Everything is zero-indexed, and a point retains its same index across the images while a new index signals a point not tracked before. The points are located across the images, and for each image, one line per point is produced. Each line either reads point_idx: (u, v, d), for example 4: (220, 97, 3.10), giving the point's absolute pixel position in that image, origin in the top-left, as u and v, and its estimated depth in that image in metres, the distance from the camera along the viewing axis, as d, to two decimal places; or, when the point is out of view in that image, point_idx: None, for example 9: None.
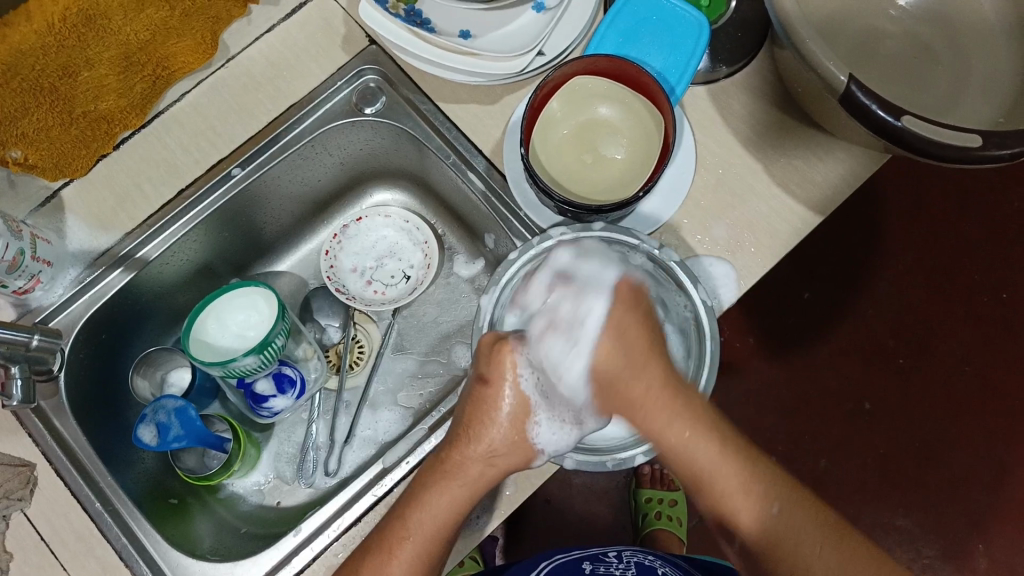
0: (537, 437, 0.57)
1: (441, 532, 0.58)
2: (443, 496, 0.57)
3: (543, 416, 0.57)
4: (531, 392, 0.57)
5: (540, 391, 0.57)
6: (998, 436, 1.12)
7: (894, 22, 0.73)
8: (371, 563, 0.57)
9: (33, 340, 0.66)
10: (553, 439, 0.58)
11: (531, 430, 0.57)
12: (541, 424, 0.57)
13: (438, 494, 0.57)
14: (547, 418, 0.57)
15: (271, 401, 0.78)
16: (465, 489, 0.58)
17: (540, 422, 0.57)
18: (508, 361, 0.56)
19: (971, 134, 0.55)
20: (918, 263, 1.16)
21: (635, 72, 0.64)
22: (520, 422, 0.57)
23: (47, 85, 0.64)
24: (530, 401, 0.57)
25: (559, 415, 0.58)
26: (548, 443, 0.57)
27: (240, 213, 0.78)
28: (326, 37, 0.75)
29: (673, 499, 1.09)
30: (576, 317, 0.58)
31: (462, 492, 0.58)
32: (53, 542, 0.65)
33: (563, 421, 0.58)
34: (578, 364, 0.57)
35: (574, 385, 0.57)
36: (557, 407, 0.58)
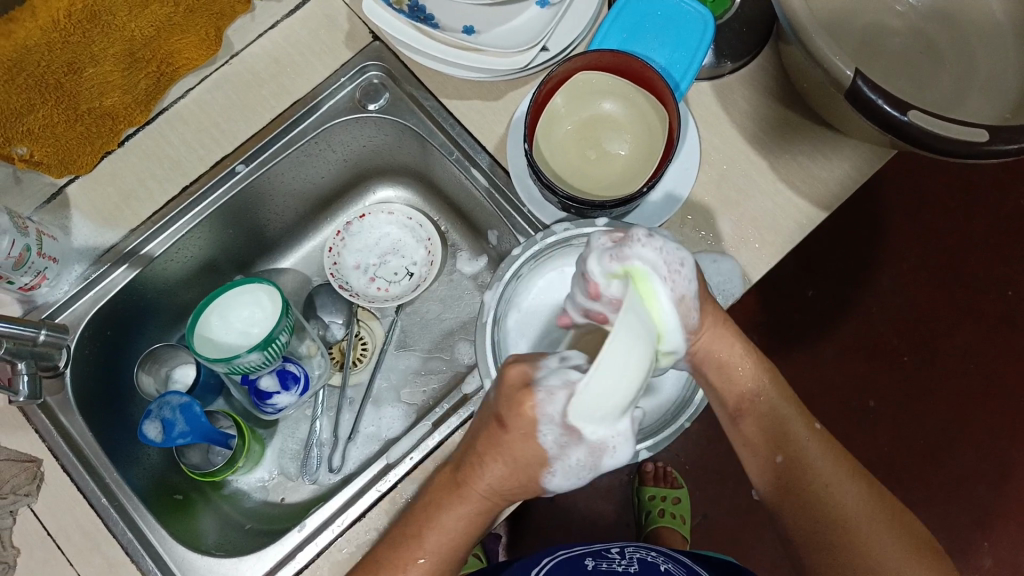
0: (551, 482, 0.55)
1: (445, 529, 0.58)
2: (457, 516, 0.58)
3: (558, 467, 0.53)
4: (548, 444, 0.52)
5: (558, 443, 0.52)
6: (1005, 433, 1.11)
7: (901, 17, 0.72)
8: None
9: (39, 335, 0.67)
10: (568, 481, 0.54)
11: (544, 475, 0.54)
12: (558, 470, 0.53)
13: (452, 513, 0.58)
14: (564, 470, 0.53)
15: (275, 397, 0.78)
16: (479, 510, 0.58)
17: (554, 471, 0.53)
18: (529, 414, 0.52)
19: (979, 128, 0.55)
20: (925, 260, 1.16)
21: (638, 66, 0.64)
22: (533, 469, 0.55)
23: (53, 82, 0.63)
24: (548, 452, 0.53)
25: (576, 459, 0.52)
26: (562, 485, 0.54)
27: (244, 210, 0.78)
28: (330, 33, 0.75)
29: (676, 497, 1.08)
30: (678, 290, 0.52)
31: (475, 511, 0.58)
32: (59, 537, 0.66)
33: (580, 467, 0.52)
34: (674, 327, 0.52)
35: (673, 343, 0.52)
36: (577, 451, 0.52)
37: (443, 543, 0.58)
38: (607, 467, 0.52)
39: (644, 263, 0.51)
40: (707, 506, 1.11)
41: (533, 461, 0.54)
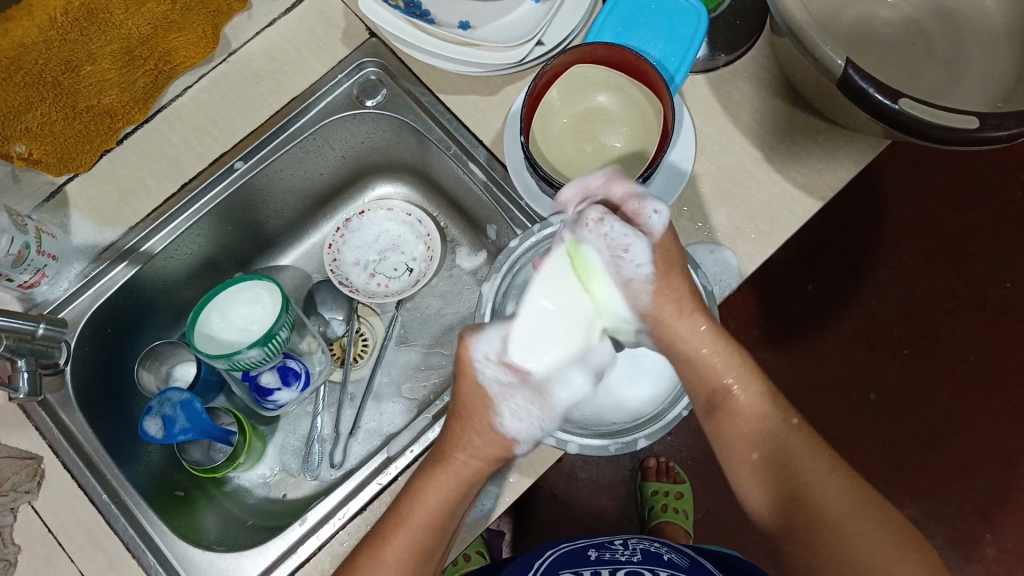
0: (504, 427, 0.54)
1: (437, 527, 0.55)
2: (438, 488, 0.55)
3: (506, 408, 0.54)
4: (490, 385, 0.54)
5: (500, 384, 0.54)
6: (1005, 423, 1.12)
7: (892, 9, 0.73)
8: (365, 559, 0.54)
9: (37, 329, 0.66)
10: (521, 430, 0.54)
11: (495, 420, 0.54)
12: (505, 411, 0.54)
13: (434, 483, 0.55)
14: (513, 409, 0.54)
15: (276, 393, 0.79)
16: (459, 482, 0.56)
17: (503, 412, 0.54)
18: (464, 356, 0.54)
19: (967, 115, 0.56)
20: (921, 252, 1.16)
21: (633, 59, 0.64)
22: (484, 416, 0.54)
23: (50, 80, 0.63)
24: (492, 393, 0.54)
25: (525, 403, 0.54)
26: (519, 431, 0.54)
27: (244, 208, 0.79)
28: (326, 31, 0.75)
29: (680, 491, 1.07)
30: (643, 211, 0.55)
31: (452, 483, 0.56)
32: (60, 534, 0.66)
33: (530, 408, 0.54)
34: (637, 249, 0.54)
35: (636, 267, 0.54)
36: (525, 389, 0.54)
37: (427, 517, 0.55)
38: (555, 406, 0.54)
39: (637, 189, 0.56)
40: (708, 500, 1.12)
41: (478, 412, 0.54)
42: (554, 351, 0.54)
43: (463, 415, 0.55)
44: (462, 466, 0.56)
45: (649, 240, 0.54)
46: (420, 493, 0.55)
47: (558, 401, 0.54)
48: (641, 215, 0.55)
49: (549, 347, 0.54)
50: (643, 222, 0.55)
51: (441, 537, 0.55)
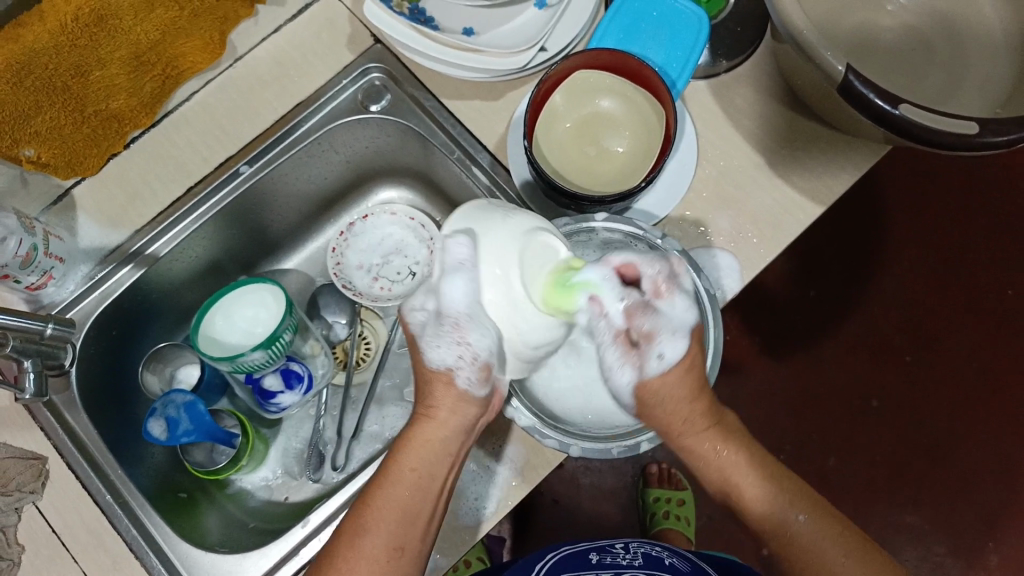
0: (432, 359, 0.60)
1: (418, 495, 0.59)
2: (415, 452, 0.60)
3: (432, 343, 0.58)
4: (421, 324, 0.59)
5: (427, 326, 0.59)
6: (1006, 431, 1.12)
7: (893, 17, 0.73)
8: (351, 523, 0.58)
9: (46, 329, 0.66)
10: (456, 373, 0.59)
11: (425, 352, 0.60)
12: (432, 346, 0.59)
13: (409, 446, 0.60)
14: (436, 345, 0.58)
15: (278, 396, 0.80)
16: (433, 447, 0.60)
17: (428, 347, 0.59)
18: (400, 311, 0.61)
19: (968, 121, 0.56)
20: (924, 260, 1.16)
21: (636, 64, 0.65)
22: (418, 352, 0.61)
23: (60, 85, 0.63)
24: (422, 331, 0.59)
25: (451, 350, 0.57)
26: (440, 361, 0.59)
27: (249, 211, 0.80)
28: (332, 36, 0.76)
29: (682, 499, 1.08)
30: (648, 345, 0.57)
31: (425, 442, 0.60)
32: (64, 535, 0.66)
33: (457, 351, 0.57)
34: (625, 377, 0.58)
35: (617, 389, 0.59)
36: (446, 335, 0.56)
37: (407, 479, 0.59)
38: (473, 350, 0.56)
39: (654, 324, 0.56)
40: (710, 507, 1.11)
41: (423, 364, 0.61)
42: (459, 302, 0.53)
43: (426, 381, 0.62)
44: (433, 426, 0.60)
45: (640, 376, 0.58)
46: (397, 460, 0.60)
47: (475, 343, 0.55)
48: (655, 336, 0.57)
49: (452, 300, 0.54)
50: (646, 354, 0.57)
51: (425, 499, 0.59)
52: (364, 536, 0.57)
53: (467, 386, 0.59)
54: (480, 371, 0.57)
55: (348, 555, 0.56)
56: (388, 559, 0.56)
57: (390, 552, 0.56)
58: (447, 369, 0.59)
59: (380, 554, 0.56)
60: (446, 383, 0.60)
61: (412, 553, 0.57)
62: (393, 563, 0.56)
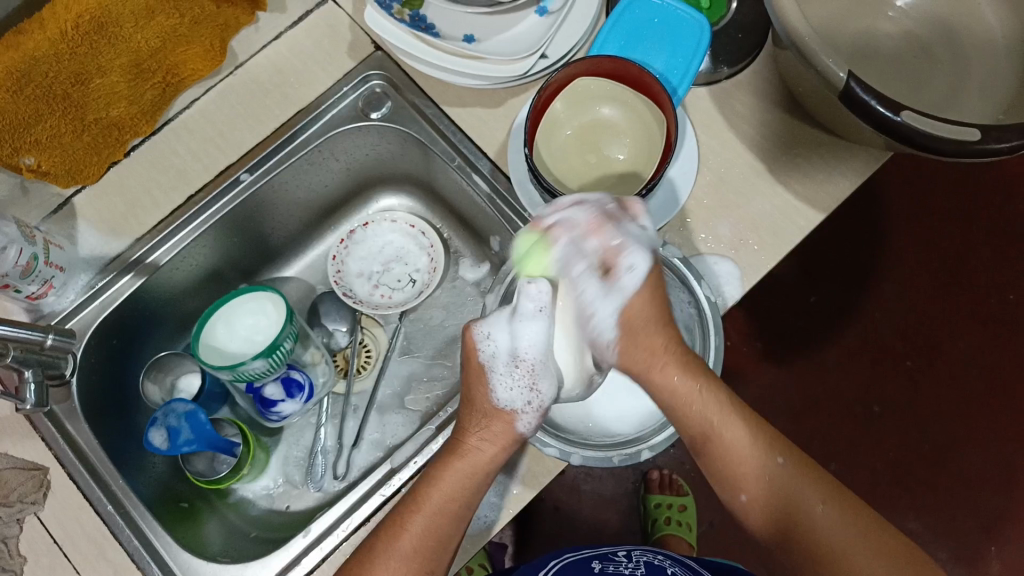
0: (499, 395, 0.60)
1: (448, 519, 0.58)
2: (455, 474, 0.59)
3: (503, 377, 0.59)
4: (490, 357, 0.60)
5: (496, 359, 0.59)
6: (1008, 435, 1.11)
7: (892, 23, 0.74)
8: (380, 545, 0.57)
9: (47, 339, 0.67)
10: (518, 418, 0.60)
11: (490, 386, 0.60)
12: (500, 380, 0.59)
13: (449, 474, 0.59)
14: (507, 381, 0.59)
15: (279, 405, 0.79)
16: (472, 474, 0.59)
17: (496, 384, 0.59)
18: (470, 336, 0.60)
19: (969, 127, 0.56)
20: (924, 264, 1.16)
21: (637, 72, 0.65)
22: (478, 387, 0.61)
23: (59, 92, 0.63)
24: (490, 367, 0.59)
25: (520, 392, 0.59)
26: (507, 399, 0.59)
27: (249, 219, 0.79)
28: (333, 43, 0.76)
29: (683, 505, 1.07)
30: (619, 263, 0.58)
31: (469, 473, 0.59)
32: (65, 544, 0.66)
33: (525, 394, 0.59)
34: (607, 309, 0.59)
35: (601, 326, 0.59)
36: (516, 377, 0.59)
37: (444, 507, 0.57)
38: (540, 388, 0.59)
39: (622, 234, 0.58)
40: (713, 513, 1.11)
41: (484, 400, 0.60)
42: (536, 346, 0.58)
43: (482, 413, 0.61)
44: (481, 457, 0.59)
45: (620, 297, 0.58)
46: (436, 484, 0.58)
47: (545, 390, 0.59)
48: (621, 252, 0.58)
49: (528, 342, 0.58)
50: (616, 273, 0.58)
51: (451, 518, 0.58)
52: (397, 561, 0.56)
53: (525, 431, 0.60)
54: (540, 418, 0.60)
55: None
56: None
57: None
58: (512, 410, 0.60)
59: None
60: (507, 423, 0.60)
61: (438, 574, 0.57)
62: None
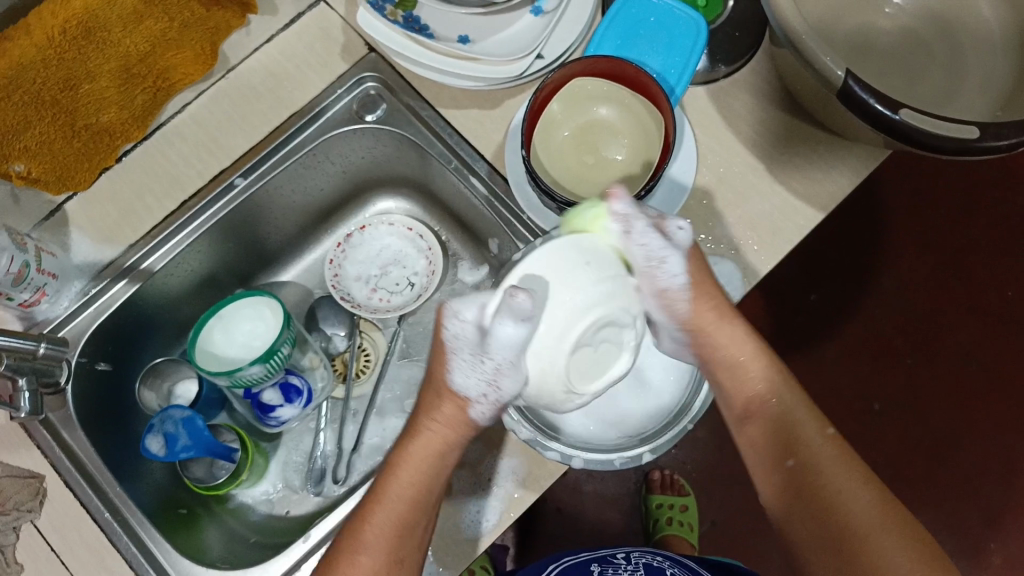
0: (456, 381, 0.55)
1: (415, 507, 0.57)
2: (415, 458, 0.58)
3: (462, 365, 0.54)
4: (455, 340, 0.53)
5: (465, 344, 0.53)
6: (1006, 429, 1.12)
7: (890, 19, 0.73)
8: (348, 539, 0.56)
9: (39, 348, 0.66)
10: (472, 405, 0.56)
11: (450, 371, 0.55)
12: (459, 367, 0.55)
13: (407, 460, 0.58)
14: (466, 370, 0.54)
15: (278, 410, 0.79)
16: (431, 457, 0.58)
17: (454, 369, 0.55)
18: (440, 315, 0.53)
19: (969, 125, 0.56)
20: (922, 260, 1.16)
21: (634, 73, 0.64)
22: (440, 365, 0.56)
23: (48, 98, 0.62)
24: (450, 351, 0.54)
25: (479, 382, 0.54)
26: (465, 386, 0.55)
27: (244, 224, 0.79)
28: (326, 45, 0.75)
29: (684, 504, 1.07)
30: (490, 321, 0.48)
31: (426, 457, 0.58)
32: (63, 554, 0.65)
33: (483, 387, 0.54)
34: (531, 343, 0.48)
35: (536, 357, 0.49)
36: (479, 370, 0.53)
37: (403, 495, 0.56)
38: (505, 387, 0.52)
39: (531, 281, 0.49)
40: (714, 512, 1.11)
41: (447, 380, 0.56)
42: (508, 348, 0.49)
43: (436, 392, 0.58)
44: (431, 438, 0.58)
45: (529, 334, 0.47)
46: (395, 471, 0.58)
47: (506, 388, 0.52)
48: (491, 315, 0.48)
49: (497, 342, 0.48)
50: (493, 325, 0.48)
51: (423, 510, 0.57)
52: (363, 554, 0.55)
53: (477, 416, 0.57)
54: (496, 408, 0.56)
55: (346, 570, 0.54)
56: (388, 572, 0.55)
57: (391, 566, 0.55)
58: (468, 395, 0.56)
59: (379, 567, 0.54)
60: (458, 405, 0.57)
61: (411, 564, 0.56)
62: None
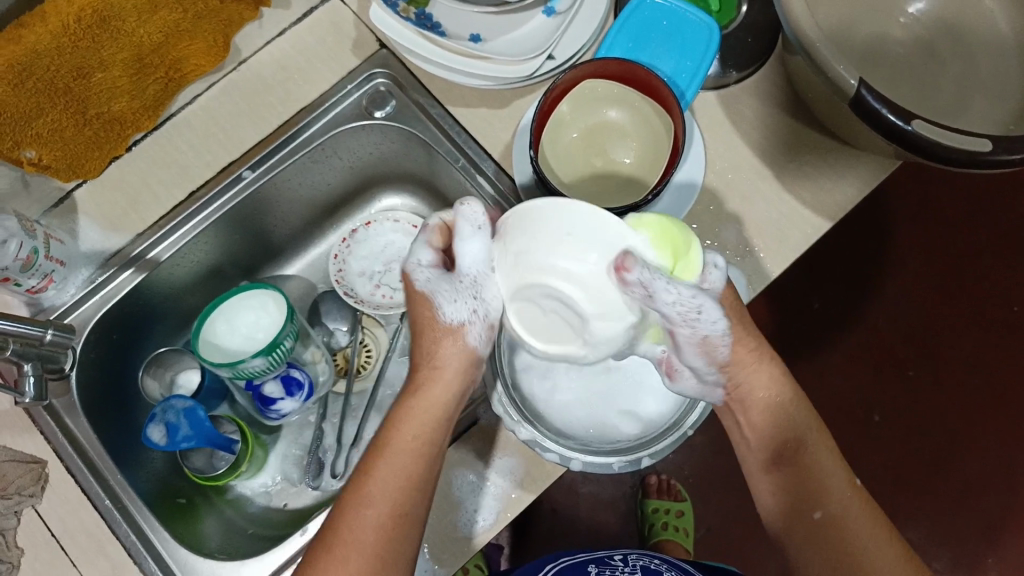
0: (445, 313, 0.59)
1: (421, 469, 0.56)
2: (420, 407, 0.58)
3: (444, 299, 0.58)
4: (425, 282, 0.59)
5: (433, 280, 0.59)
6: (1009, 444, 1.11)
7: (905, 29, 0.72)
8: (351, 496, 0.55)
9: (45, 335, 0.65)
10: (467, 330, 0.59)
11: (437, 311, 0.59)
12: (442, 300, 0.59)
13: (409, 412, 0.58)
14: (449, 302, 0.58)
15: (279, 403, 0.79)
16: (436, 406, 0.59)
17: (440, 304, 0.59)
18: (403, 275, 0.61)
19: (981, 138, 0.55)
20: (930, 272, 1.15)
21: (645, 75, 0.64)
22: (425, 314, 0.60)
23: (61, 86, 0.63)
24: (427, 290, 0.59)
25: (465, 304, 0.58)
26: (455, 314, 0.58)
27: (251, 216, 0.79)
28: (337, 40, 0.75)
29: (681, 509, 1.07)
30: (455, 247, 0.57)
31: (432, 405, 0.59)
32: (63, 539, 0.66)
33: (470, 306, 0.58)
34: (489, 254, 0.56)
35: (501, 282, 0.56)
36: (460, 291, 0.58)
37: (409, 448, 0.56)
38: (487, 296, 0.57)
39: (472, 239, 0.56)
40: (711, 518, 1.10)
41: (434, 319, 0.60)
42: (473, 259, 0.57)
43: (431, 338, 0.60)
44: (434, 386, 0.59)
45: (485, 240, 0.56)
46: (397, 423, 0.58)
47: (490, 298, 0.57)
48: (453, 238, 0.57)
49: (467, 258, 0.57)
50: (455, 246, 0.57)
51: (428, 479, 0.57)
52: (370, 508, 0.54)
53: (477, 342, 0.59)
54: (490, 327, 0.59)
55: (350, 524, 0.54)
56: (393, 525, 0.54)
57: (396, 519, 0.54)
58: (460, 324, 0.59)
59: (385, 522, 0.54)
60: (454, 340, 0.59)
61: (415, 520, 0.55)
62: (399, 531, 0.54)
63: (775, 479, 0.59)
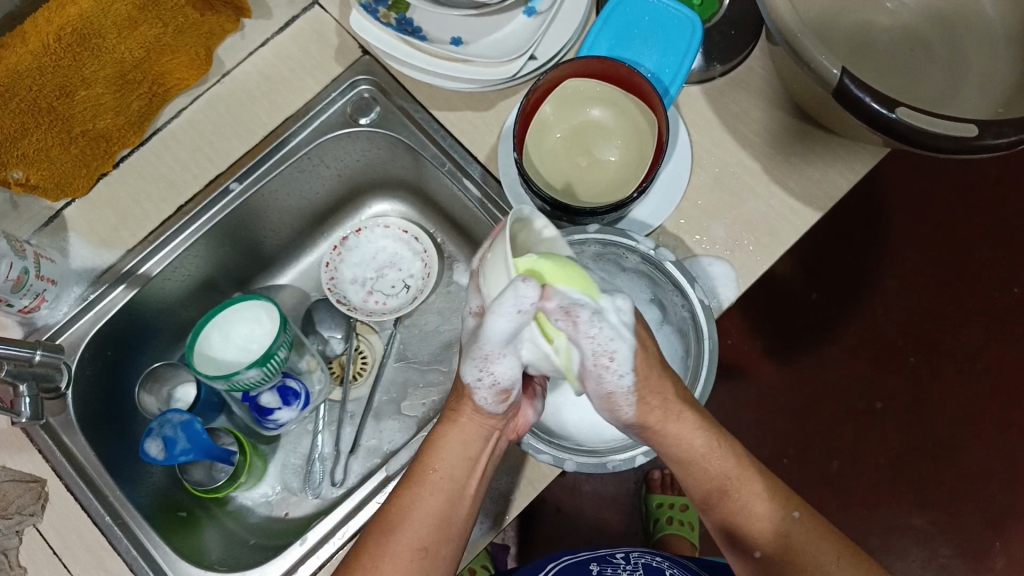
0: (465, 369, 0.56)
1: (443, 506, 0.56)
2: (448, 445, 0.58)
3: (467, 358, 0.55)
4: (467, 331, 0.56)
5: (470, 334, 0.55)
6: (1013, 429, 1.10)
7: (890, 15, 0.72)
8: (375, 530, 0.56)
9: (34, 355, 0.66)
10: (474, 391, 0.56)
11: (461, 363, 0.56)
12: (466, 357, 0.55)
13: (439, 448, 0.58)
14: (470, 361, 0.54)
15: (276, 413, 0.79)
16: (462, 442, 0.58)
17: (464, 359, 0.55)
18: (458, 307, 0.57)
19: (967, 123, 0.54)
20: (928, 258, 1.15)
21: (626, 72, 0.64)
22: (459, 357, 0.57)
23: (44, 106, 0.62)
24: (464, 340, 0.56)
25: (475, 369, 0.54)
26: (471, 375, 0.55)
27: (241, 228, 0.79)
28: (320, 49, 0.75)
29: (684, 504, 1.10)
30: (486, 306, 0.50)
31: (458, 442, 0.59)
32: (65, 556, 0.66)
33: (482, 373, 0.54)
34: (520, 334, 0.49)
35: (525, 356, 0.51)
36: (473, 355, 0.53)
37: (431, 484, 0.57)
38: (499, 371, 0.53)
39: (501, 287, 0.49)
40: None
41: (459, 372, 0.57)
42: (495, 340, 0.50)
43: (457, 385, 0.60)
44: (455, 428, 0.59)
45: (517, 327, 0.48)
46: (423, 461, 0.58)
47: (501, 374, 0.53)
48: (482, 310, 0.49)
49: (488, 337, 0.50)
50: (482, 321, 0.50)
51: (450, 507, 0.57)
52: (393, 540, 0.54)
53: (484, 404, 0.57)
54: (497, 396, 0.55)
55: (373, 553, 0.54)
56: (415, 560, 0.54)
57: (416, 552, 0.54)
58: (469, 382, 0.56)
59: (405, 554, 0.54)
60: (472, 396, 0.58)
61: (438, 555, 0.55)
62: (419, 564, 0.54)
63: (762, 479, 0.59)
